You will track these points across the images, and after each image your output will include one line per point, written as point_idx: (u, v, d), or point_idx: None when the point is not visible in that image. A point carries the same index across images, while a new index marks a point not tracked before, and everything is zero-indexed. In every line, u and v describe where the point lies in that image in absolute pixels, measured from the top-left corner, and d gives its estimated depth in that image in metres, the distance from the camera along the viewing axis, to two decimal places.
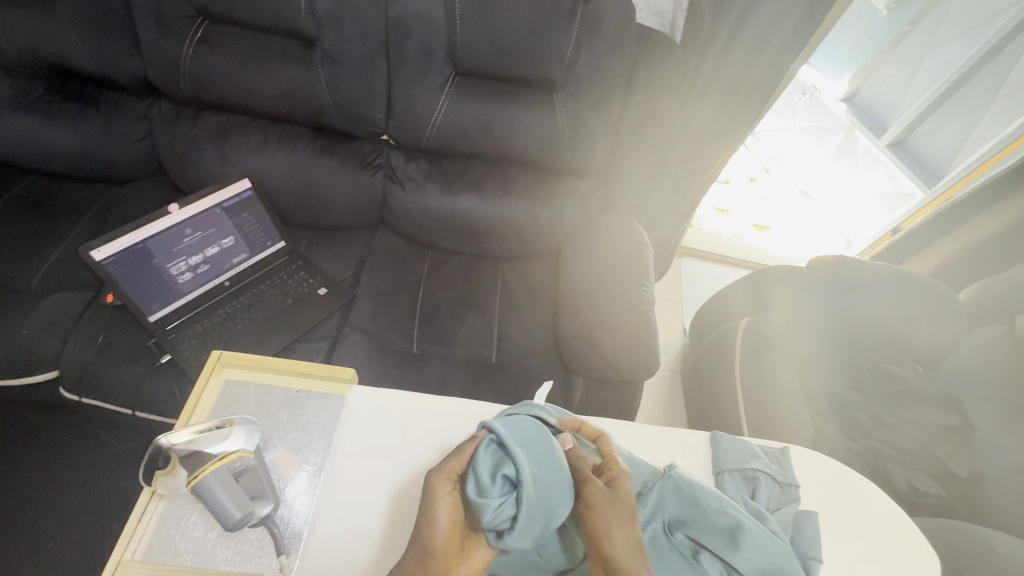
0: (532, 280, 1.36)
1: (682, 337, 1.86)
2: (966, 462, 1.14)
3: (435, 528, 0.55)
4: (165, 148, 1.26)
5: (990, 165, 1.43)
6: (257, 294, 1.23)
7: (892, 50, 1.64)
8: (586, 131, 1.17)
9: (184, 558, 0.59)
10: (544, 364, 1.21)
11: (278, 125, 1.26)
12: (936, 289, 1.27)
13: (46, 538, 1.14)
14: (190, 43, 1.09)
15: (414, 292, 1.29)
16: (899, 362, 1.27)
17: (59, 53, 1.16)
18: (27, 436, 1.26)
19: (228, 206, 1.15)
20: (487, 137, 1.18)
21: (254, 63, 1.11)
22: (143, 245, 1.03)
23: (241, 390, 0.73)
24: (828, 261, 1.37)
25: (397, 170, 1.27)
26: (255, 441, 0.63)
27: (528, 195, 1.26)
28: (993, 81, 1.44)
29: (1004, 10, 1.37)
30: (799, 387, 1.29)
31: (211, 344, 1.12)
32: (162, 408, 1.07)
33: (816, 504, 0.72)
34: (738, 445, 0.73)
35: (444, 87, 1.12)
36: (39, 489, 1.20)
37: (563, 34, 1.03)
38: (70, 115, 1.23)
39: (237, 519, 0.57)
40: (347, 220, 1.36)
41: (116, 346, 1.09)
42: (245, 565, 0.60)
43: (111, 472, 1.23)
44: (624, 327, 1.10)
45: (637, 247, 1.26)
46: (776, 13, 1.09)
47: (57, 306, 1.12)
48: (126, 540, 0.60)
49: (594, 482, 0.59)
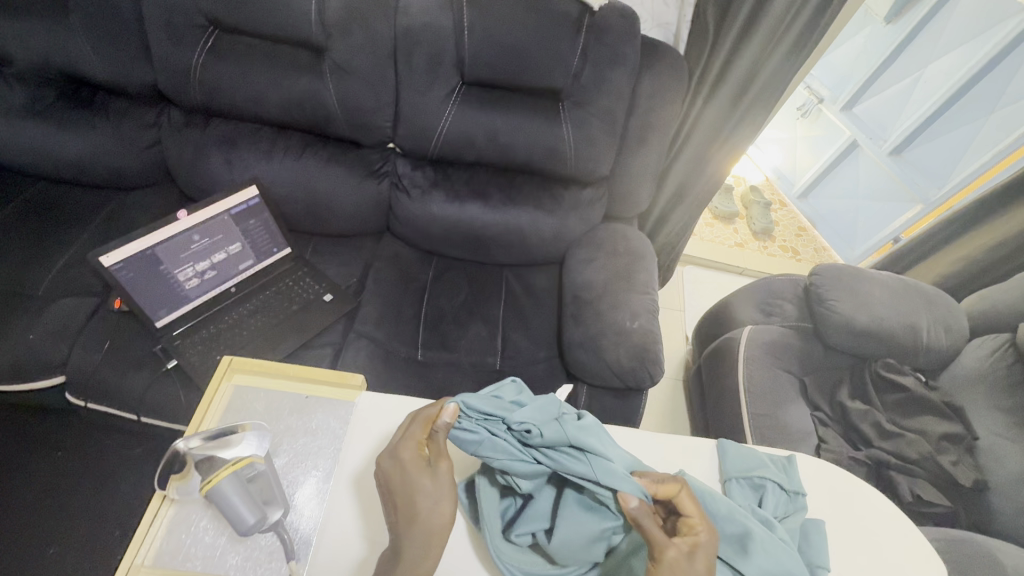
0: (536, 288, 1.37)
1: (685, 346, 1.86)
2: (969, 472, 1.13)
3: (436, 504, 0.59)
4: (174, 155, 1.27)
5: (984, 179, 1.48)
6: (263, 299, 1.23)
7: (892, 62, 1.67)
8: (591, 141, 1.18)
9: (194, 563, 0.60)
10: (549, 370, 1.22)
11: (285, 133, 1.27)
12: (932, 296, 1.35)
13: (47, 545, 1.13)
14: (201, 52, 1.11)
15: (420, 298, 1.30)
16: (901, 370, 1.27)
17: (72, 62, 1.17)
18: (30, 442, 1.26)
19: (236, 213, 1.16)
20: (493, 147, 1.20)
21: (264, 72, 1.12)
22: (152, 250, 1.04)
23: (250, 396, 0.73)
24: (833, 267, 1.36)
25: (403, 178, 1.29)
26: (265, 447, 0.63)
27: (533, 204, 1.27)
28: (993, 91, 1.46)
29: (1006, 22, 1.39)
30: (800, 395, 1.30)
31: (218, 350, 1.12)
32: (168, 414, 1.07)
33: (823, 512, 0.72)
34: (745, 453, 0.74)
35: (451, 97, 1.14)
36: (41, 493, 1.19)
37: (570, 44, 1.06)
38: (79, 121, 1.25)
39: (251, 524, 0.57)
40: (353, 228, 1.37)
41: (123, 351, 1.09)
42: (255, 570, 0.60)
43: (113, 478, 1.23)
44: (630, 334, 1.09)
45: (641, 254, 1.28)
46: (781, 22, 1.12)
47: (64, 312, 1.12)
48: (136, 547, 0.60)
49: (672, 547, 0.54)
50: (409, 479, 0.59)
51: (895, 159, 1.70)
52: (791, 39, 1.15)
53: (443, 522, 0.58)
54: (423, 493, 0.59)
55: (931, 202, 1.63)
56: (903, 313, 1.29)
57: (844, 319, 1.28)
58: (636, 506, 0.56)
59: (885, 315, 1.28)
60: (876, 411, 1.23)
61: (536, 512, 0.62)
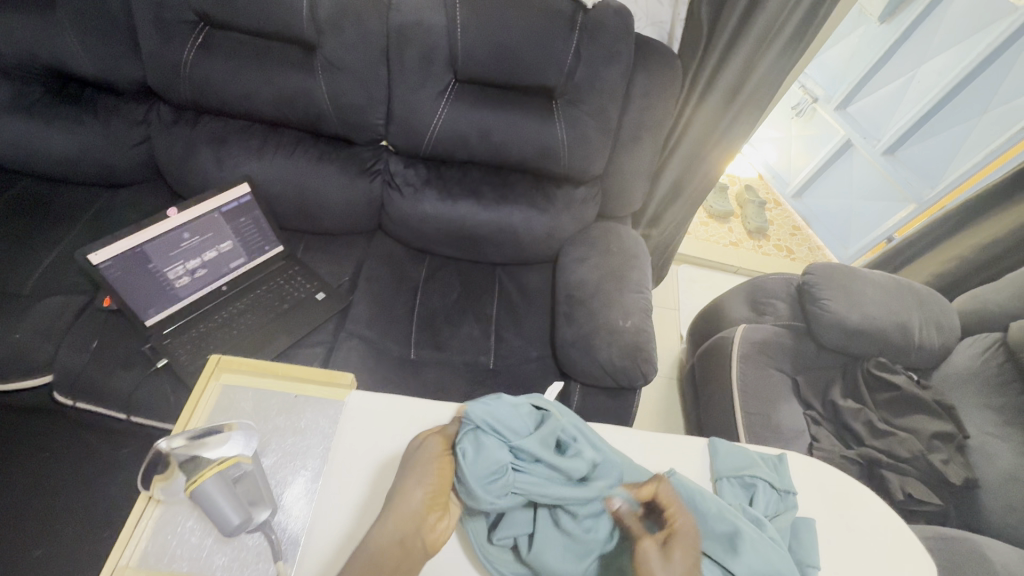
0: (530, 287, 1.37)
1: (679, 345, 1.86)
2: (961, 470, 1.14)
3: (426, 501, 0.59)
4: (165, 153, 1.26)
5: (977, 179, 1.49)
6: (254, 298, 1.23)
7: (886, 62, 1.67)
8: (585, 139, 1.17)
9: (180, 564, 0.59)
10: (541, 369, 1.22)
11: (276, 130, 1.26)
12: (924, 296, 1.35)
13: (35, 545, 1.12)
14: (191, 49, 1.10)
15: (412, 297, 1.29)
16: (893, 368, 1.28)
17: (59, 58, 1.16)
18: (19, 441, 1.25)
19: (227, 211, 1.15)
20: (486, 145, 1.19)
21: (255, 69, 1.11)
22: (141, 249, 1.03)
23: (239, 395, 0.73)
24: (826, 266, 1.36)
25: (395, 176, 1.28)
26: (252, 446, 0.64)
27: (526, 203, 1.27)
28: (986, 92, 1.47)
29: (1000, 22, 1.40)
30: (792, 394, 1.31)
31: (208, 349, 1.11)
32: (157, 414, 1.06)
33: (814, 511, 0.72)
34: (736, 452, 0.74)
35: (443, 95, 1.13)
36: (30, 493, 1.18)
37: (563, 41, 1.05)
38: (68, 118, 1.23)
39: (236, 526, 0.56)
40: (345, 226, 1.36)
41: (111, 350, 1.08)
42: (242, 570, 0.60)
43: (103, 478, 1.22)
44: (623, 333, 1.09)
45: (634, 252, 1.27)
46: (775, 20, 1.11)
47: (52, 310, 1.11)
48: (121, 548, 0.59)
49: (649, 540, 0.57)
50: (417, 471, 0.61)
51: (888, 158, 1.71)
52: (785, 38, 1.15)
53: (430, 521, 0.59)
54: (415, 490, 0.59)
55: (925, 201, 1.63)
56: (896, 311, 1.30)
57: (837, 318, 1.28)
58: (620, 506, 0.61)
59: (878, 314, 1.28)
60: (868, 410, 1.24)
61: (516, 519, 0.61)
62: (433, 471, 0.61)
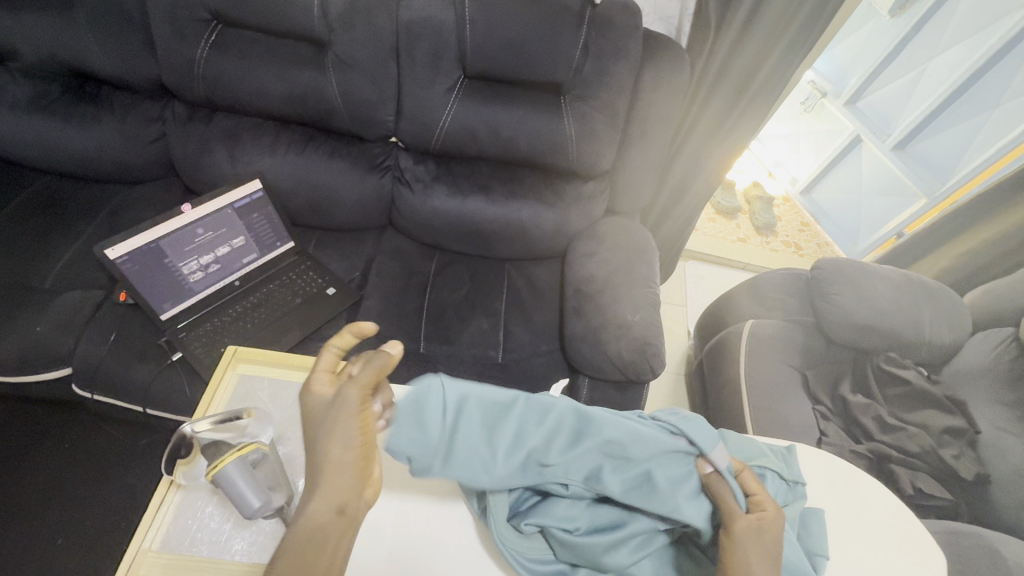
0: (538, 281, 1.37)
1: (686, 340, 1.86)
2: (971, 465, 1.13)
3: (342, 457, 0.47)
4: (179, 150, 1.28)
5: (990, 173, 1.48)
6: (267, 293, 1.24)
7: (896, 56, 1.67)
8: (593, 134, 1.18)
9: (200, 548, 0.61)
10: (550, 363, 1.23)
11: (287, 127, 1.27)
12: (934, 291, 1.35)
13: (55, 535, 1.14)
14: (204, 46, 1.11)
15: (421, 292, 1.30)
16: (903, 363, 1.27)
17: (76, 57, 1.18)
18: (38, 433, 1.27)
19: (239, 207, 1.17)
20: (495, 141, 1.20)
21: (267, 67, 1.13)
22: (157, 243, 1.05)
23: (255, 384, 0.74)
24: (835, 261, 1.36)
25: (405, 172, 1.29)
26: (269, 435, 0.66)
27: (535, 198, 1.28)
28: (999, 86, 1.45)
29: (1012, 15, 1.38)
30: (801, 389, 1.31)
31: (221, 342, 1.13)
32: (173, 405, 1.08)
33: (822, 501, 0.72)
34: (745, 442, 0.73)
35: (452, 90, 1.14)
36: (49, 485, 1.21)
37: (571, 36, 1.06)
38: (84, 116, 1.26)
39: (256, 507, 0.57)
40: (355, 222, 1.38)
41: (128, 343, 1.10)
42: (260, 555, 0.61)
43: (120, 469, 1.24)
44: (631, 326, 1.10)
45: (642, 247, 1.28)
46: (783, 13, 1.11)
47: (70, 305, 1.13)
48: (144, 531, 0.60)
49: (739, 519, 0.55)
50: (332, 424, 0.48)
51: (898, 153, 1.70)
52: (794, 31, 1.14)
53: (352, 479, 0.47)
54: (332, 441, 0.48)
55: (936, 196, 1.61)
56: (905, 306, 1.29)
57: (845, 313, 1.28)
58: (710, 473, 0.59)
59: (887, 309, 1.28)
60: (878, 405, 1.23)
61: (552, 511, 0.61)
62: (354, 426, 0.48)
